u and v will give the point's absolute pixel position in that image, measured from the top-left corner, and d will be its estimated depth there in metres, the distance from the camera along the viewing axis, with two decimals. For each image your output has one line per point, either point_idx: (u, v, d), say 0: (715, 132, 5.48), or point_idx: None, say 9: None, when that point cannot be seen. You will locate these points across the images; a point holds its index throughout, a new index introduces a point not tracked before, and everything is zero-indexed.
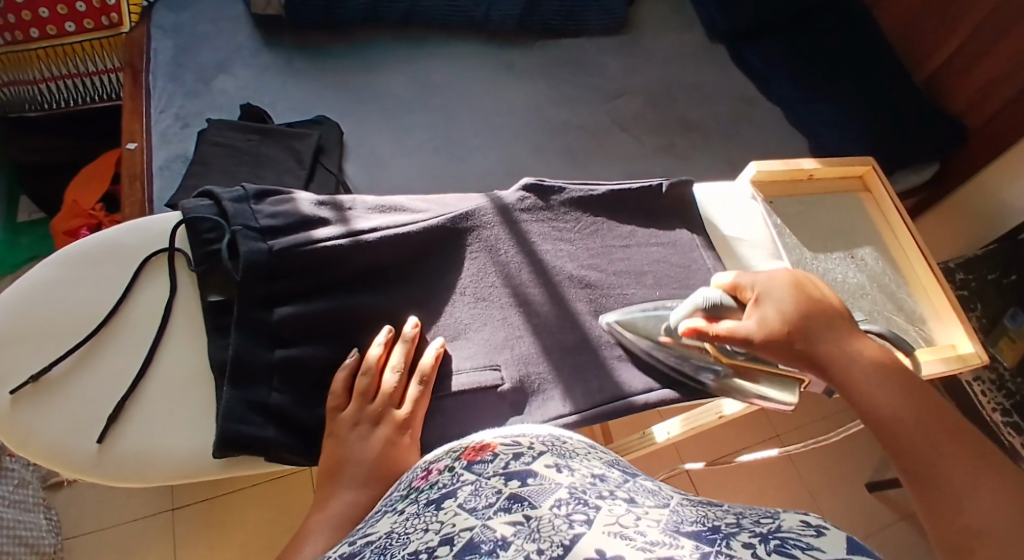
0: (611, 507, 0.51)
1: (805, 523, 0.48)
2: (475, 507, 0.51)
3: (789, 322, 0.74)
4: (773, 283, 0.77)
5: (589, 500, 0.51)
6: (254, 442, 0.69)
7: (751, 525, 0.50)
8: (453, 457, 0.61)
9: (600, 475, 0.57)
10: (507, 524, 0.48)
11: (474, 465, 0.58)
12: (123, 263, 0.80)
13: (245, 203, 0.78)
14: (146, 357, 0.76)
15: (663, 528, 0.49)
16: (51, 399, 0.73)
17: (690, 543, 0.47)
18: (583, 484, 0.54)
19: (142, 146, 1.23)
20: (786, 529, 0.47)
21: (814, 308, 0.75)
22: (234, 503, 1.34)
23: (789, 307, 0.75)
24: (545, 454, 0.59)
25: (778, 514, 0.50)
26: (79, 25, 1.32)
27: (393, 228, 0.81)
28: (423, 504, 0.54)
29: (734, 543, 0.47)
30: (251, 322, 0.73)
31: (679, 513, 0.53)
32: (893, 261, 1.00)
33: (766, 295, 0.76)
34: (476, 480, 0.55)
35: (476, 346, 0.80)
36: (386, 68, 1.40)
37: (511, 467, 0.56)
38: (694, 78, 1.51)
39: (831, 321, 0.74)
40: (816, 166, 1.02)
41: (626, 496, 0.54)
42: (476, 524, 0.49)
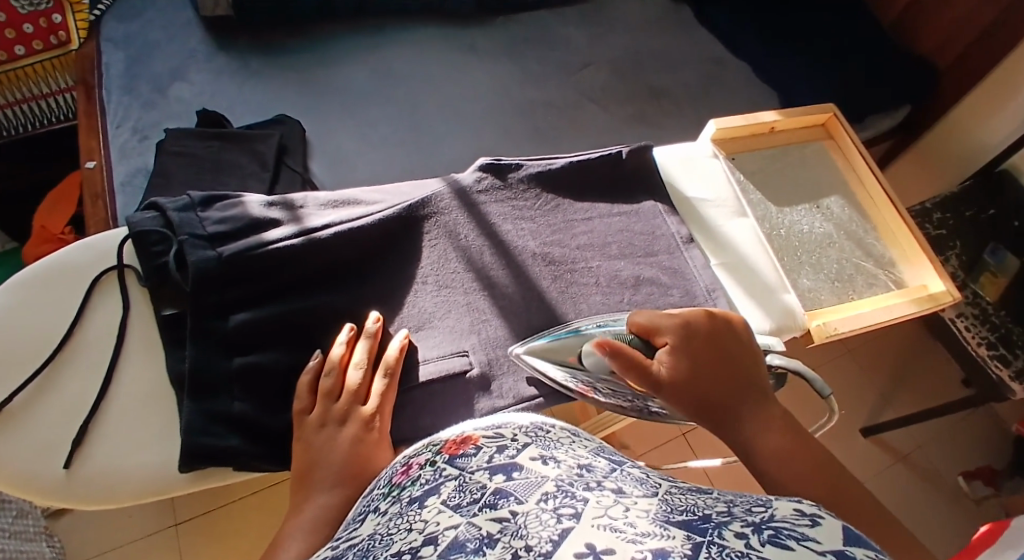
0: (599, 499, 0.48)
1: (800, 513, 0.46)
2: (460, 504, 0.49)
3: (697, 384, 0.66)
4: (681, 337, 0.69)
5: (577, 494, 0.48)
6: (218, 453, 0.71)
7: (741, 513, 0.47)
8: (435, 451, 0.57)
9: (587, 464, 0.54)
10: (493, 521, 0.46)
11: (455, 460, 0.54)
12: (73, 284, 0.79)
13: (191, 211, 0.79)
14: (104, 377, 0.76)
15: (652, 517, 0.47)
16: (14, 427, 0.73)
17: (681, 533, 0.45)
18: (570, 476, 0.51)
19: (101, 164, 1.23)
20: (779, 519, 0.46)
21: (708, 361, 0.67)
22: (235, 513, 1.35)
23: (695, 371, 0.66)
24: (529, 446, 0.55)
25: (769, 503, 0.49)
26: (29, 47, 1.28)
27: (346, 223, 0.80)
28: (404, 503, 0.51)
29: (726, 533, 0.45)
30: (207, 332, 0.74)
31: (669, 501, 0.50)
32: (860, 208, 1.00)
33: (671, 354, 0.67)
34: (461, 476, 0.52)
35: (442, 334, 0.79)
36: (344, 60, 1.38)
37: (495, 461, 0.53)
38: (660, 40, 1.48)
39: (730, 383, 0.66)
40: (777, 117, 1.00)
41: (615, 487, 0.50)
42: (462, 521, 0.47)
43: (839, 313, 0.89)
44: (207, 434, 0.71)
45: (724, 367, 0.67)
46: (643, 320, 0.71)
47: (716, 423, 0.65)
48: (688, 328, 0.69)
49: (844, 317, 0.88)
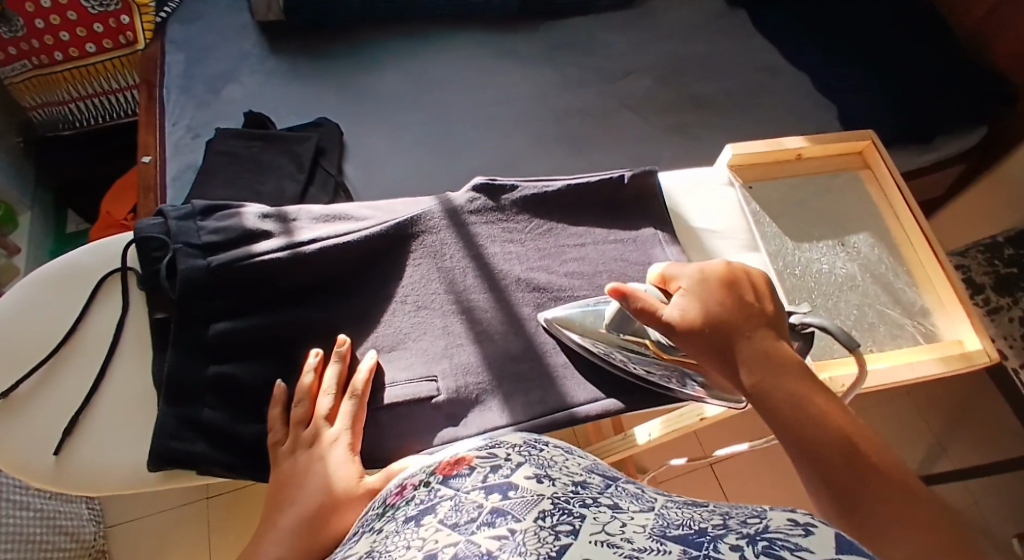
0: (596, 516, 0.46)
1: (793, 521, 0.42)
2: (457, 523, 0.47)
3: (708, 324, 0.64)
4: (694, 279, 0.66)
5: (575, 511, 0.46)
6: (183, 458, 0.73)
7: (737, 524, 0.43)
8: (429, 472, 0.57)
9: (581, 482, 0.52)
10: (492, 538, 0.44)
11: (450, 480, 0.53)
12: (80, 283, 0.85)
13: (190, 220, 0.82)
14: (98, 373, 0.80)
15: (649, 533, 0.43)
16: (19, 412, 0.78)
17: (677, 548, 0.41)
18: (566, 493, 0.49)
19: (155, 159, 1.29)
20: (773, 528, 0.41)
21: (724, 300, 0.64)
22: (260, 495, 1.41)
23: (707, 311, 0.64)
24: (522, 466, 0.54)
25: (763, 513, 0.44)
26: (99, 45, 1.37)
27: (334, 238, 0.81)
28: (401, 523, 0.50)
29: (721, 544, 0.40)
30: (188, 339, 0.76)
31: (665, 516, 0.46)
32: (894, 247, 0.91)
33: (684, 295, 0.66)
34: (456, 496, 0.51)
35: (413, 356, 0.79)
36: (387, 65, 1.40)
37: (489, 480, 0.52)
38: (707, 50, 1.44)
39: (749, 327, 0.64)
40: (803, 144, 0.94)
41: (610, 503, 0.48)
42: (460, 539, 0.45)
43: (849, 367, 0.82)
44: (179, 438, 0.73)
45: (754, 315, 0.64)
46: (666, 272, 0.69)
47: (726, 363, 0.63)
48: (708, 272, 0.67)
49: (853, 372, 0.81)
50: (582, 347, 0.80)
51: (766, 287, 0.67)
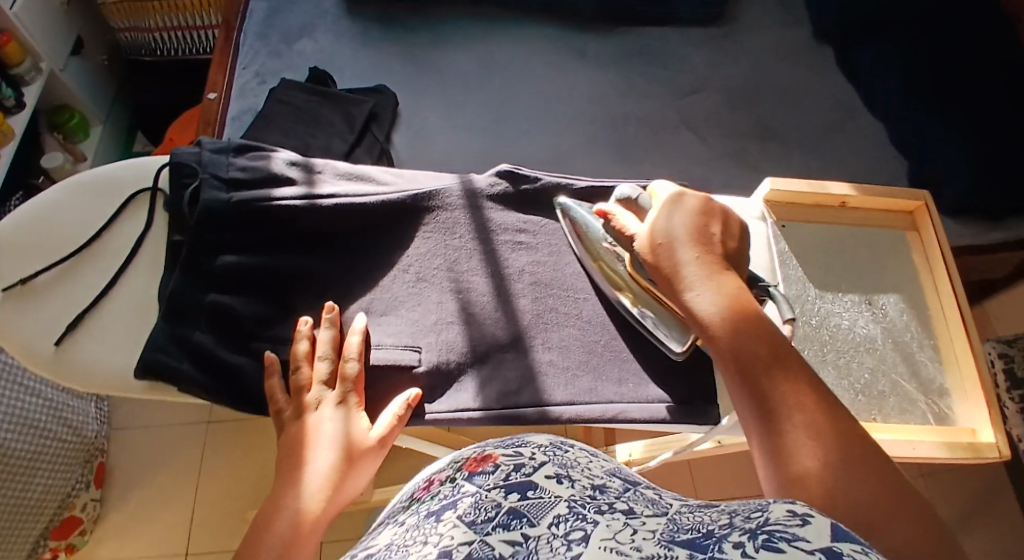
0: (609, 522, 0.43)
1: (789, 512, 0.41)
2: (476, 521, 0.44)
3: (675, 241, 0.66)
4: (670, 202, 0.69)
5: (590, 517, 0.43)
6: (169, 373, 0.75)
7: (740, 521, 0.42)
8: (455, 467, 0.52)
9: (600, 484, 0.48)
10: (506, 542, 0.42)
11: (473, 478, 0.49)
12: (113, 195, 0.87)
13: (223, 154, 0.84)
14: (111, 279, 0.83)
15: (659, 538, 0.41)
16: (32, 300, 0.81)
17: (685, 552, 0.40)
18: (584, 497, 0.45)
19: (220, 97, 1.33)
20: (772, 520, 0.40)
21: (692, 227, 0.67)
22: (258, 432, 1.44)
23: (677, 229, 0.67)
24: (545, 463, 0.49)
25: (764, 506, 0.43)
26: None
27: (351, 196, 0.82)
28: (421, 517, 0.47)
29: (725, 546, 0.39)
30: (195, 265, 0.78)
31: (677, 522, 0.45)
32: (923, 315, 0.86)
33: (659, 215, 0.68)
34: (478, 493, 0.46)
35: (402, 324, 0.79)
36: (457, 44, 1.41)
37: (511, 478, 0.47)
38: (783, 82, 1.40)
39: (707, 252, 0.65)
40: (851, 192, 0.89)
41: (626, 507, 0.45)
42: (476, 539, 0.42)
43: None
44: (166, 353, 0.75)
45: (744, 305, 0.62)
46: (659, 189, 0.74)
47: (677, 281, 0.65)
48: (688, 200, 0.69)
49: None
50: (569, 349, 0.79)
51: (738, 229, 0.70)
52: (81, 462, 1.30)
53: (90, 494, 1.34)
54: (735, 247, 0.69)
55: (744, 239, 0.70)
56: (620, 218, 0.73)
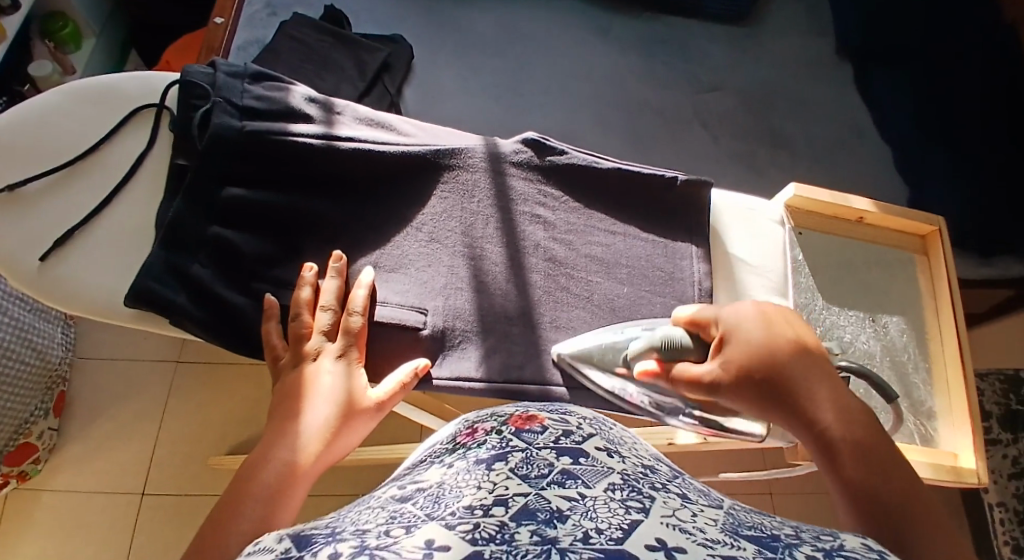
0: (665, 500, 0.43)
1: (868, 547, 0.42)
2: (528, 475, 0.43)
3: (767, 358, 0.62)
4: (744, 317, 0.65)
5: (645, 490, 0.43)
6: (160, 304, 0.70)
7: (810, 538, 0.42)
8: (500, 421, 0.53)
9: (650, 466, 0.48)
10: (562, 498, 0.41)
11: (522, 433, 0.49)
12: (116, 107, 0.82)
13: (239, 80, 0.79)
14: (105, 197, 0.78)
15: (722, 527, 0.41)
16: (19, 209, 0.76)
17: (751, 547, 0.39)
18: (636, 473, 0.45)
19: (227, 23, 1.27)
20: (849, 549, 0.40)
21: (759, 321, 0.64)
22: (227, 375, 1.40)
23: (762, 343, 0.63)
24: (594, 437, 0.50)
25: (836, 535, 0.43)
26: None
27: (371, 144, 0.79)
28: (472, 463, 0.46)
29: (797, 553, 0.39)
30: (200, 192, 0.74)
31: (736, 516, 0.44)
32: (922, 338, 0.87)
33: (733, 338, 0.64)
34: (529, 450, 0.47)
35: (410, 284, 0.76)
36: (480, 5, 1.38)
37: (561, 443, 0.48)
38: (800, 91, 1.39)
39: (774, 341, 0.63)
40: (868, 208, 0.89)
41: (679, 492, 0.45)
42: (531, 491, 0.41)
43: None
44: (159, 283, 0.70)
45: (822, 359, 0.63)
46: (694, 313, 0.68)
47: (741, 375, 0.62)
48: (754, 315, 0.65)
49: None
50: (577, 330, 0.77)
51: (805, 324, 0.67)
52: (42, 389, 1.26)
53: (47, 423, 1.28)
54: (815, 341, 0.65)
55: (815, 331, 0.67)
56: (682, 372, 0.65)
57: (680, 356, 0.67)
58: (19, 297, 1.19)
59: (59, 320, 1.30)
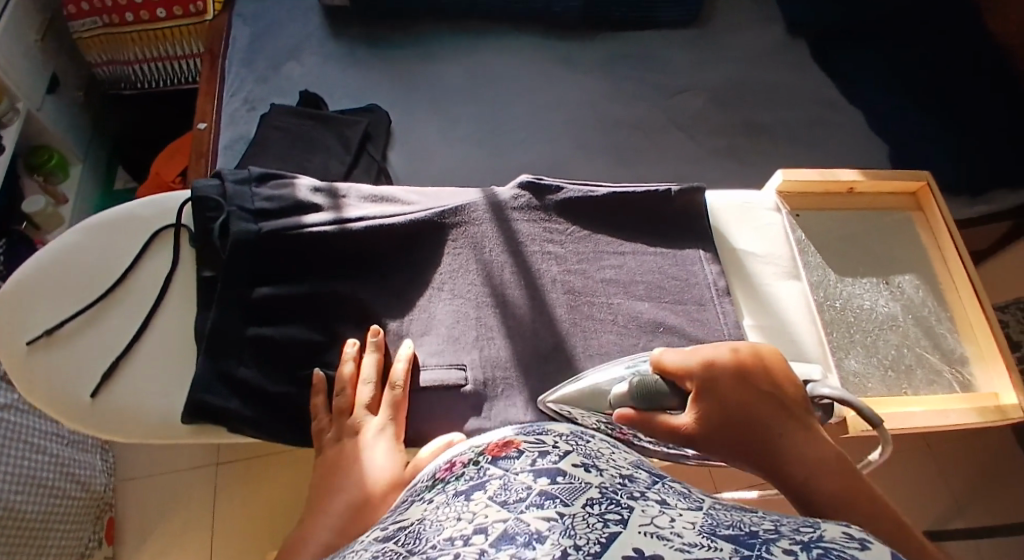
0: (644, 509, 0.44)
1: (846, 533, 0.41)
2: (507, 501, 0.46)
3: (734, 416, 0.65)
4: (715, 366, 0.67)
5: (623, 501, 0.44)
6: (217, 412, 0.74)
7: (790, 530, 0.42)
8: (477, 451, 0.56)
9: (629, 475, 0.50)
10: (542, 519, 0.43)
11: (498, 461, 0.52)
12: (136, 233, 0.86)
13: (246, 186, 0.84)
14: (143, 322, 0.82)
15: (699, 529, 0.42)
16: (62, 350, 0.80)
17: (729, 546, 0.41)
18: (613, 484, 0.47)
19: (210, 126, 1.33)
20: (829, 539, 0.40)
21: (720, 386, 0.66)
22: (266, 467, 1.43)
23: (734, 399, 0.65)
24: (571, 454, 0.51)
25: (819, 525, 0.43)
26: (169, 11, 1.42)
27: (379, 219, 0.82)
28: (451, 495, 0.49)
29: (774, 548, 0.40)
30: (233, 297, 0.77)
31: (714, 516, 0.45)
32: (939, 291, 0.89)
33: (700, 399, 0.66)
34: (506, 475, 0.49)
35: (444, 343, 0.79)
36: (444, 59, 1.42)
37: (538, 464, 0.50)
38: (763, 77, 1.44)
39: (729, 405, 0.65)
40: (858, 177, 0.92)
41: (659, 498, 0.47)
42: (510, 517, 0.44)
43: (881, 406, 0.80)
44: (212, 393, 0.74)
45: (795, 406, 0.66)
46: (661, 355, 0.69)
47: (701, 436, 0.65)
48: (717, 370, 0.67)
49: (888, 411, 0.79)
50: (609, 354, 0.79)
51: (785, 370, 0.69)
52: (91, 518, 1.29)
53: (102, 552, 1.32)
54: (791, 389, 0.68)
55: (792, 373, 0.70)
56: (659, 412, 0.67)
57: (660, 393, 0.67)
58: (57, 433, 1.26)
59: (96, 449, 1.34)
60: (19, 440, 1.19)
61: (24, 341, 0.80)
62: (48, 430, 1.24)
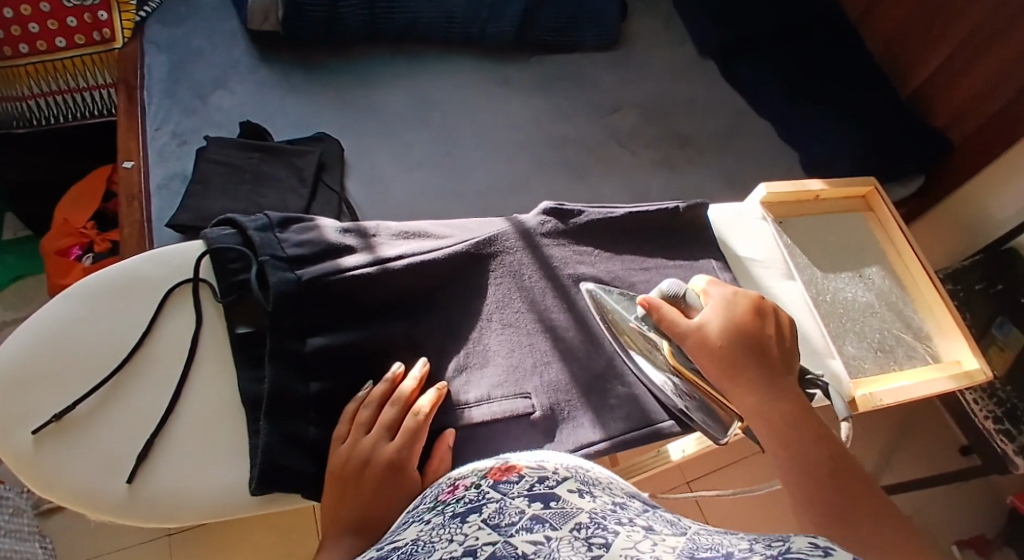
0: (629, 534, 0.50)
1: (812, 543, 0.46)
2: (500, 524, 0.50)
3: (729, 349, 0.73)
4: (725, 305, 0.76)
5: (610, 527, 0.50)
6: (293, 478, 0.71)
7: (764, 548, 0.48)
8: (480, 475, 0.58)
9: (621, 503, 0.56)
10: (529, 542, 0.48)
11: (498, 485, 0.56)
12: (146, 296, 0.78)
13: (270, 233, 0.79)
14: (173, 393, 0.75)
15: (679, 554, 0.48)
16: (77, 437, 0.71)
17: None
18: (605, 510, 0.53)
19: (139, 165, 1.17)
20: (795, 549, 0.46)
21: (740, 319, 0.75)
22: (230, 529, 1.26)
23: (737, 342, 0.73)
24: (567, 479, 0.57)
25: (787, 537, 0.48)
26: (70, 40, 1.27)
27: (417, 255, 0.81)
28: (448, 517, 0.52)
29: None
30: (286, 353, 0.74)
31: (696, 540, 0.52)
32: (899, 279, 1.03)
33: (716, 322, 0.75)
34: (503, 500, 0.53)
35: (504, 373, 0.80)
36: (382, 86, 1.36)
37: (535, 490, 0.54)
38: (687, 95, 1.49)
39: (745, 333, 0.74)
40: (823, 186, 1.04)
41: (646, 524, 0.53)
42: (499, 539, 0.48)
43: (880, 385, 0.91)
44: (288, 457, 0.71)
45: (780, 360, 0.74)
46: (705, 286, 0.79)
47: (701, 348, 0.74)
48: (739, 301, 0.77)
49: (885, 388, 0.91)
50: None
51: (787, 323, 0.78)
52: None
53: None
54: (788, 342, 0.76)
55: (792, 331, 0.78)
56: (669, 311, 0.76)
57: (683, 303, 0.77)
58: None
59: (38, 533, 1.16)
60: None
61: (29, 433, 0.70)
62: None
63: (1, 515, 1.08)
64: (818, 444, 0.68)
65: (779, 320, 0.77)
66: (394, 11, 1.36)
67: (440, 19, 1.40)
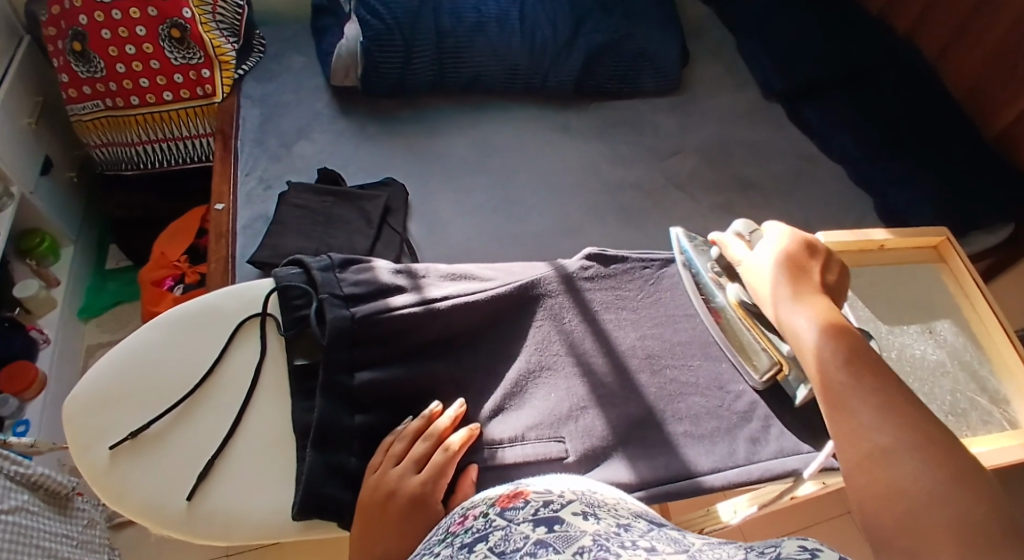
0: (632, 556, 0.51)
1: (801, 547, 0.48)
2: (504, 551, 0.52)
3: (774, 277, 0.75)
4: (779, 241, 0.78)
5: (613, 549, 0.51)
6: (332, 508, 0.74)
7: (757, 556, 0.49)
8: (488, 503, 0.60)
9: (625, 524, 0.56)
10: None
11: (506, 512, 0.57)
12: (219, 326, 0.85)
13: (330, 272, 0.84)
14: (235, 418, 0.80)
15: None
16: (148, 455, 0.77)
17: None
18: (608, 532, 0.53)
19: (228, 207, 1.26)
20: (784, 554, 0.48)
21: (792, 254, 0.76)
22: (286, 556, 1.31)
23: (781, 269, 0.75)
24: (573, 502, 0.58)
25: (779, 543, 0.50)
26: (176, 94, 1.38)
27: (463, 296, 0.85)
28: (456, 549, 0.54)
29: None
30: (335, 386, 0.78)
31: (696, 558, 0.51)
32: (974, 336, 0.98)
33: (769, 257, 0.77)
34: (508, 527, 0.55)
35: (541, 416, 0.82)
36: (449, 133, 1.42)
37: (539, 513, 0.56)
38: (751, 140, 1.48)
39: (796, 265, 0.75)
40: (887, 236, 1.02)
41: (648, 545, 0.53)
42: None
43: None
44: (331, 488, 0.75)
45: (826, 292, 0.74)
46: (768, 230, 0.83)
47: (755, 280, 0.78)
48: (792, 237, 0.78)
49: None
50: (700, 418, 0.83)
51: (838, 269, 0.77)
52: None
53: None
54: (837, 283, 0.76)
55: (844, 276, 0.77)
56: (731, 251, 0.83)
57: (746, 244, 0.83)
58: (66, 535, 1.15)
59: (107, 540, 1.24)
60: (31, 546, 1.07)
61: (107, 447, 0.77)
62: (57, 532, 1.14)
63: (76, 526, 1.18)
64: (838, 341, 0.67)
65: (833, 262, 0.77)
66: (462, 65, 1.43)
67: (505, 71, 1.45)
